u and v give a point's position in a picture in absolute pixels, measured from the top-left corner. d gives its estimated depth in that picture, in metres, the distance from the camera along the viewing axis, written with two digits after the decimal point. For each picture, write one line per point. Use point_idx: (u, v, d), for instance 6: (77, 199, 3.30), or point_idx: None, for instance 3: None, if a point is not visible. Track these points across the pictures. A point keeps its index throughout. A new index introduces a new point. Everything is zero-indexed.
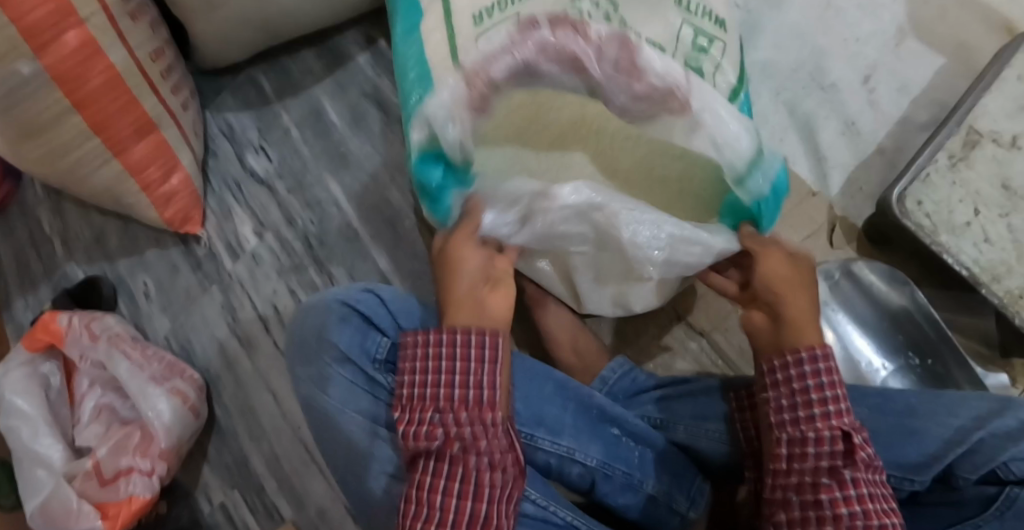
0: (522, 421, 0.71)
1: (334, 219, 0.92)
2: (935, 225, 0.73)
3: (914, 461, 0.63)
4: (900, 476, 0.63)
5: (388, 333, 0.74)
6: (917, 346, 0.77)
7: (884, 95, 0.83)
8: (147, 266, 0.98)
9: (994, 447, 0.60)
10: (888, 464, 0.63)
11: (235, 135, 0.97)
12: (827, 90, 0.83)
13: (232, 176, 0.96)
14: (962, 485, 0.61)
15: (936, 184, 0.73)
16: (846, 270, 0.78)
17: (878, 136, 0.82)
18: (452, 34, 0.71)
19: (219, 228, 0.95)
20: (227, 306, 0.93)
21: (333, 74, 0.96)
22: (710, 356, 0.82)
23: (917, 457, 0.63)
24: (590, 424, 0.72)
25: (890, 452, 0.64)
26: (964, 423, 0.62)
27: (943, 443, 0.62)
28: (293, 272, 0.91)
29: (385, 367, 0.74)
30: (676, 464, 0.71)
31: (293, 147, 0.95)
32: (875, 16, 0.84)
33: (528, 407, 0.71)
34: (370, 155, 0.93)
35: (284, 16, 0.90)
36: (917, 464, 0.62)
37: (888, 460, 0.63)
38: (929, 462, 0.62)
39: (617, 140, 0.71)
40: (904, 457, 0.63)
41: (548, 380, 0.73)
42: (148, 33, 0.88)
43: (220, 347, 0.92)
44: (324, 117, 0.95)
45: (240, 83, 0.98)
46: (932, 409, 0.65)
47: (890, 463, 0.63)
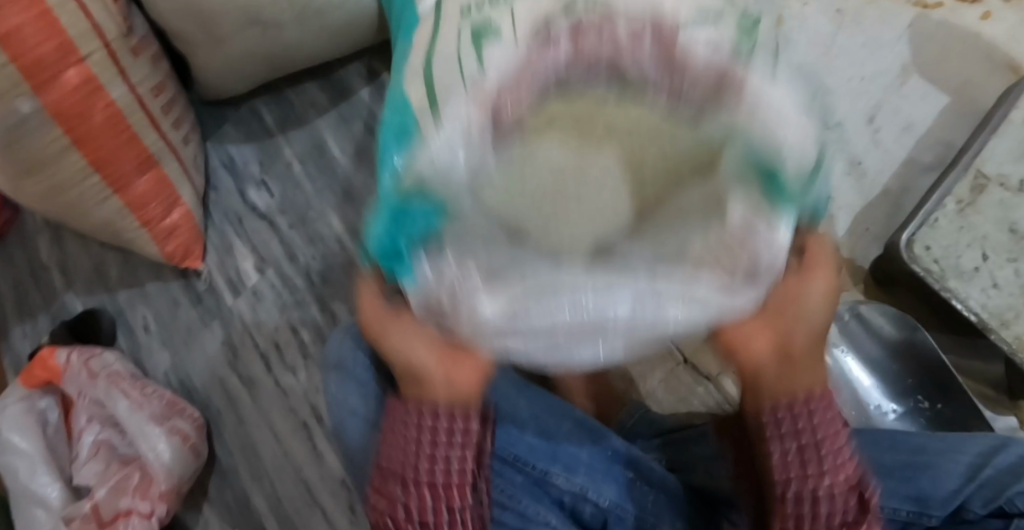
0: (537, 458, 0.69)
1: (337, 255, 0.91)
2: (944, 270, 0.72)
3: (935, 495, 0.60)
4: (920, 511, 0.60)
5: None
6: (926, 389, 0.76)
7: (889, 134, 0.82)
8: (147, 299, 0.97)
9: (1004, 480, 0.57)
10: (905, 500, 0.60)
11: (237, 168, 0.96)
12: (833, 129, 0.83)
13: (233, 210, 0.95)
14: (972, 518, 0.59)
15: (943, 228, 0.73)
16: (856, 311, 0.77)
17: (884, 178, 0.82)
18: None
19: (220, 263, 0.94)
20: (228, 342, 0.92)
21: (336, 107, 0.96)
22: (716, 399, 0.81)
23: (937, 493, 0.60)
24: (606, 462, 0.69)
25: (907, 488, 0.61)
26: (972, 461, 0.60)
27: (961, 478, 0.60)
28: (295, 308, 0.91)
29: None
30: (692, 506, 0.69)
31: (296, 181, 0.94)
32: (879, 53, 0.83)
33: (543, 443, 0.70)
34: (373, 190, 0.92)
35: (287, 50, 0.89)
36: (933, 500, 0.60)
37: (906, 495, 0.60)
38: (948, 499, 0.59)
39: None
40: (921, 492, 0.60)
41: (567, 417, 0.71)
42: (149, 67, 0.87)
43: (221, 384, 0.91)
44: (327, 151, 0.94)
45: (242, 115, 0.98)
46: (943, 446, 0.62)
47: (907, 499, 0.60)
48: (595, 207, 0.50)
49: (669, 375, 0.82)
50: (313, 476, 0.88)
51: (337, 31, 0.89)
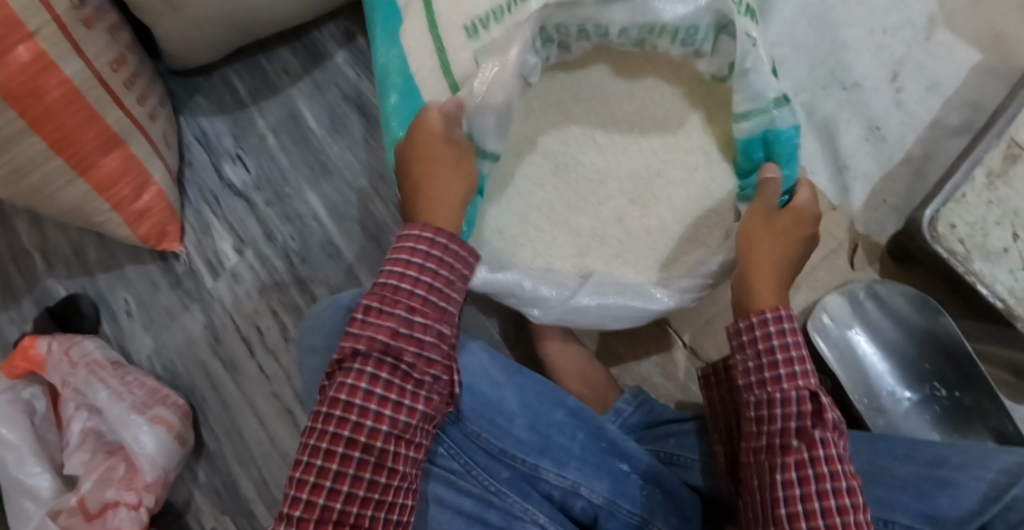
0: (526, 449, 0.65)
1: (315, 234, 0.86)
2: (968, 250, 0.66)
3: (947, 517, 0.56)
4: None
5: None
6: (944, 376, 0.70)
7: (912, 95, 0.74)
8: (128, 282, 0.93)
9: None
10: (915, 516, 0.57)
11: (211, 143, 0.91)
12: (850, 90, 0.75)
13: (208, 188, 0.90)
14: None
15: (971, 204, 0.66)
16: (872, 291, 0.71)
17: (906, 143, 0.74)
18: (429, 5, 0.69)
19: (198, 244, 0.90)
20: (209, 327, 0.88)
21: (310, 74, 0.89)
22: None
23: (954, 513, 0.56)
24: (599, 456, 0.66)
25: (921, 504, 0.57)
26: (996, 476, 0.56)
27: (980, 498, 0.56)
28: (275, 291, 0.87)
29: None
30: (686, 504, 0.65)
31: (271, 155, 0.88)
32: (903, 3, 0.74)
33: (535, 434, 0.65)
34: (352, 165, 0.87)
35: (254, 12, 0.82)
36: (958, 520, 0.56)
37: (918, 513, 0.57)
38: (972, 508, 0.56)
39: (637, 67, 0.73)
40: (937, 509, 0.57)
41: (559, 407, 0.67)
42: (106, 38, 0.80)
43: (204, 369, 0.88)
44: (302, 122, 0.88)
45: (214, 84, 0.91)
46: (966, 461, 0.59)
47: (921, 516, 0.57)
48: (608, 108, 0.74)
49: (669, 361, 0.76)
50: None
51: None
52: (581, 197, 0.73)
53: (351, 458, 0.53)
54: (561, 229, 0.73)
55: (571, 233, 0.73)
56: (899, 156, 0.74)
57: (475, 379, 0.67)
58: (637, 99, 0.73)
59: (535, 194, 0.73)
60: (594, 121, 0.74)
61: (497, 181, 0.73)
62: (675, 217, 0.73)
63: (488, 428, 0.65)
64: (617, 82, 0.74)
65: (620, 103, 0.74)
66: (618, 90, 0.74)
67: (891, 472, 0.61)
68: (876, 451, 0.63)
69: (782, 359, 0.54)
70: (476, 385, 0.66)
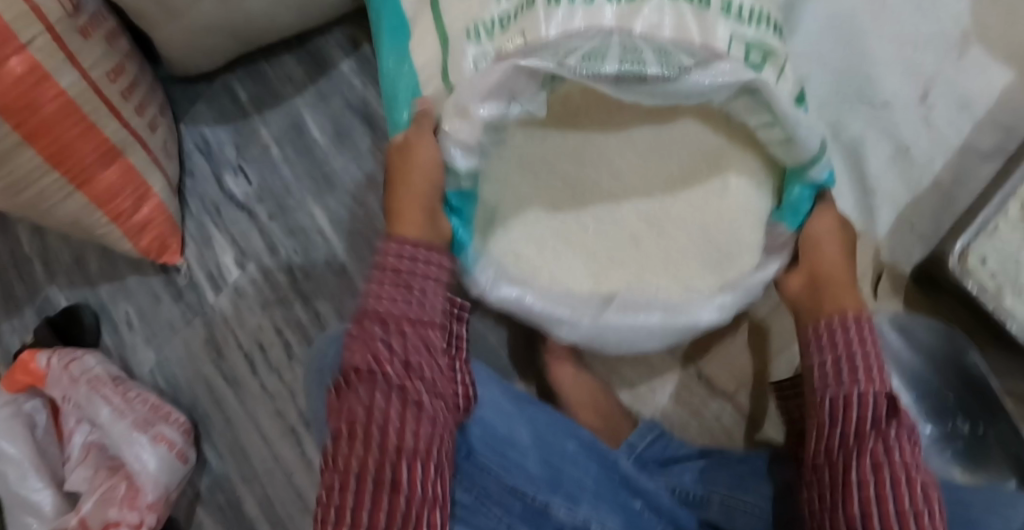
0: (539, 484, 0.62)
1: (319, 249, 0.84)
2: (1000, 286, 0.63)
3: None
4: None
5: None
6: (968, 411, 0.67)
7: (942, 115, 0.70)
8: (129, 294, 0.91)
9: None
10: None
11: (212, 152, 0.88)
12: (877, 110, 0.71)
13: (210, 199, 0.88)
14: None
15: (1004, 238, 0.64)
16: (897, 322, 0.68)
17: (935, 166, 0.71)
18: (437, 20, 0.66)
19: (200, 256, 0.88)
20: (211, 342, 0.87)
21: (314, 82, 0.86)
22: (732, 418, 0.72)
23: None
24: (612, 492, 0.64)
25: None
26: None
27: None
28: (277, 306, 0.85)
29: None
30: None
31: (274, 166, 0.86)
32: (935, 14, 0.70)
33: (547, 467, 0.62)
34: (357, 178, 0.84)
35: (257, 19, 0.79)
36: None
37: None
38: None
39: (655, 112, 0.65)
40: None
41: (571, 437, 0.65)
42: (104, 47, 0.76)
43: (207, 385, 0.86)
44: (305, 132, 0.85)
45: (216, 92, 0.89)
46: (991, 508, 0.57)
47: None
48: (626, 154, 0.66)
49: (682, 388, 0.73)
50: (304, 482, 0.84)
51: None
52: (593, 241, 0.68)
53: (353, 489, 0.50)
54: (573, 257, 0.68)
55: (589, 255, 0.68)
56: (928, 179, 0.71)
57: (487, 411, 0.64)
58: (661, 144, 0.65)
59: (539, 236, 0.68)
60: (613, 143, 0.66)
61: (499, 184, 0.68)
62: (700, 250, 0.67)
63: (499, 461, 0.62)
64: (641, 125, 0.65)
65: (645, 126, 0.65)
66: (638, 134, 0.66)
67: None
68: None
69: (860, 361, 0.53)
70: (486, 418, 0.63)
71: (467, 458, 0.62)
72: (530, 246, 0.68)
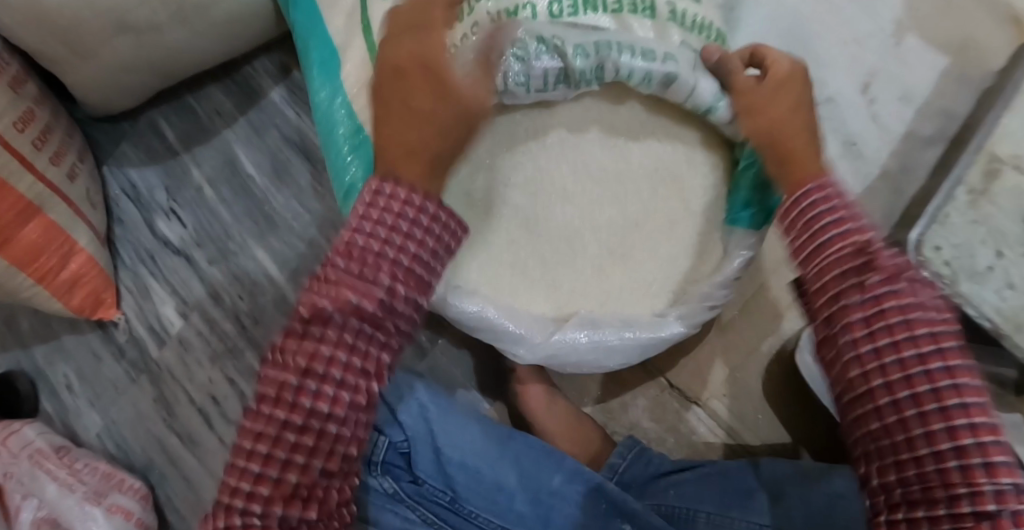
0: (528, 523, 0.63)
1: (267, 292, 0.79)
2: (954, 273, 0.64)
3: None
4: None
5: (387, 431, 0.64)
6: None
7: (886, 107, 0.71)
8: (69, 355, 0.84)
9: None
10: None
11: (141, 197, 0.82)
12: (824, 106, 0.71)
13: (145, 247, 0.82)
14: None
15: (954, 224, 0.64)
16: None
17: (883, 157, 0.71)
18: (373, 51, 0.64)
19: (139, 309, 0.82)
20: (161, 400, 0.81)
21: (245, 114, 0.81)
22: (708, 429, 0.70)
23: None
24: (600, 522, 0.63)
25: None
26: None
27: None
28: (227, 357, 0.80)
29: (382, 465, 0.63)
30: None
31: (209, 207, 0.81)
32: (873, 10, 0.71)
33: (535, 505, 0.63)
34: (300, 214, 0.79)
35: (178, 54, 0.73)
36: None
37: None
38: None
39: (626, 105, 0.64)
40: None
41: (556, 470, 0.64)
42: (10, 95, 0.68)
43: (161, 446, 0.81)
44: (239, 168, 0.81)
45: (140, 130, 0.82)
46: None
47: None
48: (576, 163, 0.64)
49: (654, 402, 0.72)
50: None
51: (230, 26, 0.73)
52: (565, 270, 0.66)
53: (286, 386, 0.48)
54: (536, 287, 0.66)
55: (545, 284, 0.66)
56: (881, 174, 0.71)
57: (470, 453, 0.63)
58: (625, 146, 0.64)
59: (507, 272, 0.65)
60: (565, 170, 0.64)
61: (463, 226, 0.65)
62: (659, 271, 0.66)
63: (488, 507, 0.63)
64: (591, 114, 0.64)
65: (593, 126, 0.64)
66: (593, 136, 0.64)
67: None
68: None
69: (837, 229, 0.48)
70: (468, 461, 0.63)
71: (455, 507, 0.63)
72: (484, 286, 0.65)
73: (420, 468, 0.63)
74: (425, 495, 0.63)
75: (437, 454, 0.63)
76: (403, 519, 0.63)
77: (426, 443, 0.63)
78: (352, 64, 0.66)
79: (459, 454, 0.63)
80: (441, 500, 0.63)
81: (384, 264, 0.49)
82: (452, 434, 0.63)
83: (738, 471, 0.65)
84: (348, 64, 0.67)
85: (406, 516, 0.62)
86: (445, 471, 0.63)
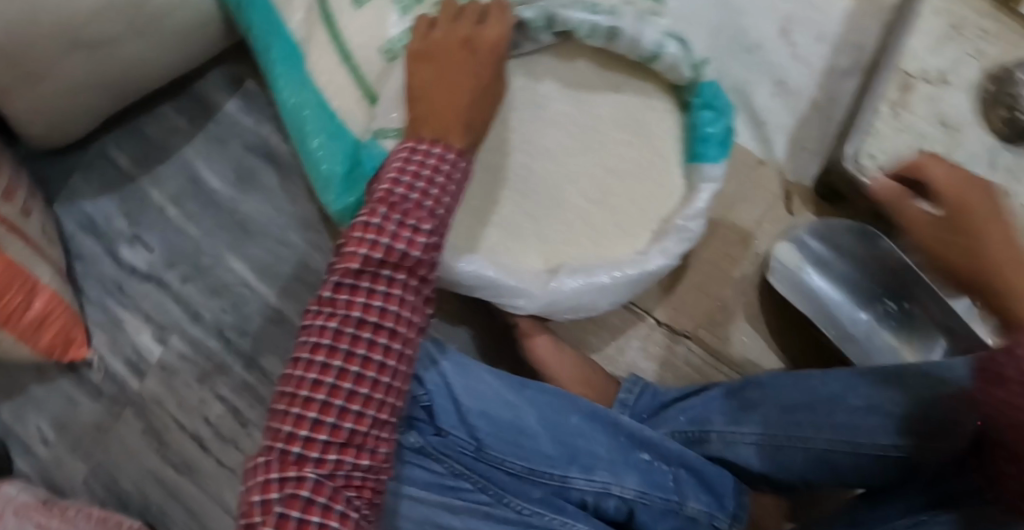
0: (555, 461, 0.64)
1: (249, 302, 0.79)
2: (891, 175, 0.71)
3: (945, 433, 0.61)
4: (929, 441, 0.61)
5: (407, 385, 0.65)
6: (892, 292, 0.75)
7: (805, 46, 0.79)
8: (38, 405, 0.79)
9: None
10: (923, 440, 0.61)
11: (101, 227, 0.79)
12: (752, 51, 0.79)
13: (110, 278, 0.79)
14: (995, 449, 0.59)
15: (882, 134, 0.72)
16: (812, 230, 0.75)
17: (810, 88, 0.79)
18: (340, 42, 0.68)
19: (113, 342, 0.79)
20: (150, 431, 0.79)
21: (201, 129, 0.81)
22: (700, 358, 0.75)
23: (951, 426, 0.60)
24: (622, 451, 0.67)
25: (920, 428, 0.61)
26: None
27: None
28: (216, 374, 0.78)
29: (407, 420, 0.64)
30: (719, 482, 0.66)
31: (176, 227, 0.79)
32: None
33: (560, 444, 0.65)
34: (272, 219, 0.79)
35: (130, 67, 0.72)
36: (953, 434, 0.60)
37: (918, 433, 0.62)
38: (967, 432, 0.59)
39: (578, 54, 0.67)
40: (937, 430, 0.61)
41: (574, 410, 0.67)
42: None
43: (156, 480, 0.78)
44: (203, 183, 0.80)
45: (91, 159, 0.80)
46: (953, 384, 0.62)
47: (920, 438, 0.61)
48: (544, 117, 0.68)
49: (648, 340, 0.75)
50: None
51: (185, 35, 0.74)
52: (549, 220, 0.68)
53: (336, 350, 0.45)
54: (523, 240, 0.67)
55: (539, 240, 0.67)
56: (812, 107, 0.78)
57: (490, 402, 0.65)
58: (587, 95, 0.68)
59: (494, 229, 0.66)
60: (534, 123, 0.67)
61: None
62: (636, 208, 0.68)
63: (515, 452, 0.64)
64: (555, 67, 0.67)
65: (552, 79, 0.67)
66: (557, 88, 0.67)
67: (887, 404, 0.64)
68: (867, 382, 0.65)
69: None
70: (488, 408, 0.65)
71: (482, 456, 0.64)
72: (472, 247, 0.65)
73: (444, 419, 0.64)
74: (450, 446, 0.63)
75: (458, 405, 0.64)
76: (430, 473, 0.62)
77: (447, 395, 0.64)
78: (317, 57, 0.69)
79: (480, 404, 0.65)
80: (468, 448, 0.64)
81: (422, 212, 0.47)
82: (473, 387, 0.65)
83: (736, 386, 0.70)
84: (313, 59, 0.69)
85: (433, 469, 0.62)
86: (468, 421, 0.64)
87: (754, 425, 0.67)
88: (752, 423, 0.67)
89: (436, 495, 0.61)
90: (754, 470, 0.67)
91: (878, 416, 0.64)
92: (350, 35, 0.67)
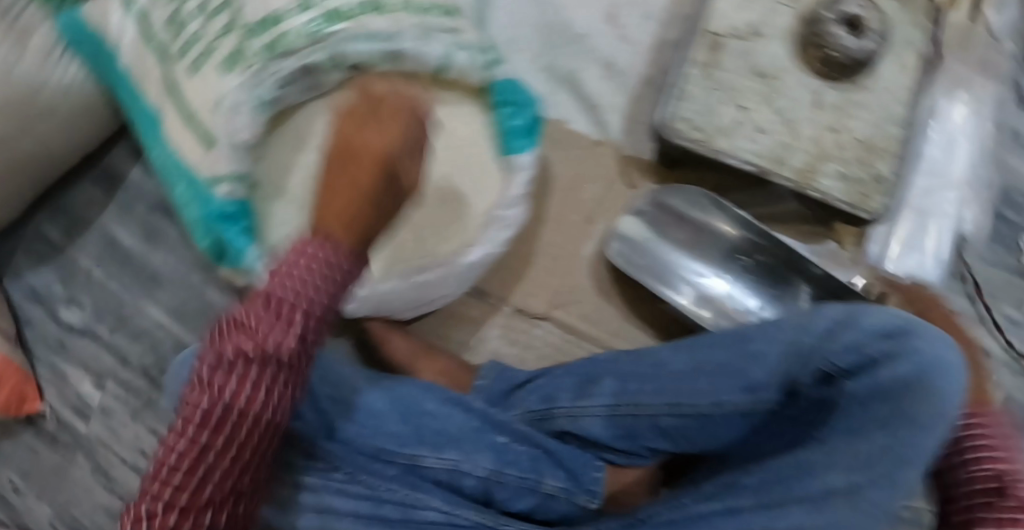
0: (404, 441, 0.68)
1: (167, 342, 0.89)
2: (708, 135, 0.74)
3: (760, 382, 0.63)
4: (753, 398, 0.63)
5: None
6: (742, 247, 0.80)
7: (632, 25, 0.85)
8: (5, 459, 0.89)
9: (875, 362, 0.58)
10: (739, 390, 0.64)
11: (42, 295, 0.91)
12: (576, 41, 0.85)
13: (53, 338, 0.90)
14: (803, 390, 0.62)
15: (695, 97, 0.74)
16: (653, 200, 0.80)
17: (639, 67, 0.85)
18: (181, 101, 0.75)
19: (60, 394, 0.89)
20: (98, 468, 0.88)
21: (114, 198, 0.93)
22: (558, 336, 0.81)
23: (763, 379, 0.63)
24: (474, 432, 0.69)
25: (738, 380, 0.64)
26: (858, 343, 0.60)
27: (783, 360, 0.62)
28: (146, 410, 0.89)
29: None
30: (571, 459, 0.70)
31: (102, 286, 0.91)
32: None
33: (410, 425, 0.69)
34: (178, 268, 0.91)
35: (38, 157, 0.83)
36: (763, 382, 0.63)
37: (738, 387, 0.64)
38: (776, 380, 0.63)
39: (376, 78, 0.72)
40: (753, 379, 0.63)
41: (427, 395, 0.71)
42: None
43: (108, 513, 0.87)
44: (119, 244, 0.91)
45: (28, 238, 0.92)
46: (763, 329, 0.65)
47: (744, 390, 0.64)
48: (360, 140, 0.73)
49: (506, 324, 0.81)
50: None
51: (74, 118, 0.84)
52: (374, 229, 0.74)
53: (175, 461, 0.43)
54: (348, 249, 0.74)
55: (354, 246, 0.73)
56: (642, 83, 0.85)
57: (343, 391, 0.70)
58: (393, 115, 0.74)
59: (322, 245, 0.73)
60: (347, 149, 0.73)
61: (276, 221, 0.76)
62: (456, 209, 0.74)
63: (365, 434, 0.68)
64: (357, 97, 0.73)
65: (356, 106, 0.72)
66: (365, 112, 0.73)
67: (706, 361, 0.67)
68: (697, 348, 0.68)
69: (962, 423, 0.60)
70: (340, 395, 0.70)
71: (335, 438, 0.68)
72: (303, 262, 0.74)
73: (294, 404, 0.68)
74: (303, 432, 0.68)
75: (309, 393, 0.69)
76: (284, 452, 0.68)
77: None
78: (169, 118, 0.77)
79: (335, 393, 0.70)
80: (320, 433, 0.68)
81: (289, 325, 0.42)
82: (330, 377, 0.71)
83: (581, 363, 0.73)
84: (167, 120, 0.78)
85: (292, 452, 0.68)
86: (320, 408, 0.69)
87: (596, 398, 0.70)
88: (594, 395, 0.70)
89: (291, 475, 0.67)
90: (601, 441, 0.70)
91: (698, 374, 0.66)
92: (183, 88, 0.75)
